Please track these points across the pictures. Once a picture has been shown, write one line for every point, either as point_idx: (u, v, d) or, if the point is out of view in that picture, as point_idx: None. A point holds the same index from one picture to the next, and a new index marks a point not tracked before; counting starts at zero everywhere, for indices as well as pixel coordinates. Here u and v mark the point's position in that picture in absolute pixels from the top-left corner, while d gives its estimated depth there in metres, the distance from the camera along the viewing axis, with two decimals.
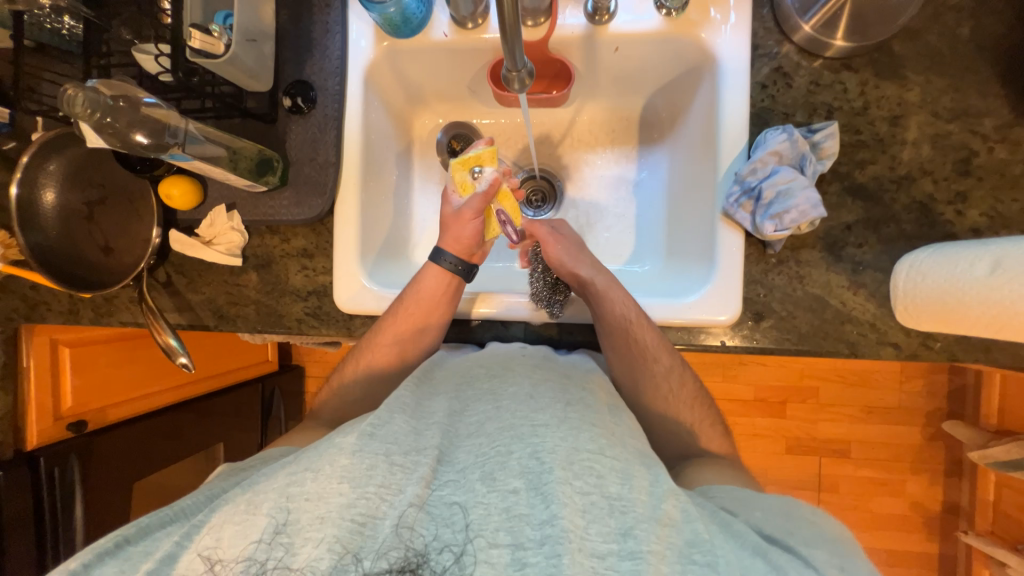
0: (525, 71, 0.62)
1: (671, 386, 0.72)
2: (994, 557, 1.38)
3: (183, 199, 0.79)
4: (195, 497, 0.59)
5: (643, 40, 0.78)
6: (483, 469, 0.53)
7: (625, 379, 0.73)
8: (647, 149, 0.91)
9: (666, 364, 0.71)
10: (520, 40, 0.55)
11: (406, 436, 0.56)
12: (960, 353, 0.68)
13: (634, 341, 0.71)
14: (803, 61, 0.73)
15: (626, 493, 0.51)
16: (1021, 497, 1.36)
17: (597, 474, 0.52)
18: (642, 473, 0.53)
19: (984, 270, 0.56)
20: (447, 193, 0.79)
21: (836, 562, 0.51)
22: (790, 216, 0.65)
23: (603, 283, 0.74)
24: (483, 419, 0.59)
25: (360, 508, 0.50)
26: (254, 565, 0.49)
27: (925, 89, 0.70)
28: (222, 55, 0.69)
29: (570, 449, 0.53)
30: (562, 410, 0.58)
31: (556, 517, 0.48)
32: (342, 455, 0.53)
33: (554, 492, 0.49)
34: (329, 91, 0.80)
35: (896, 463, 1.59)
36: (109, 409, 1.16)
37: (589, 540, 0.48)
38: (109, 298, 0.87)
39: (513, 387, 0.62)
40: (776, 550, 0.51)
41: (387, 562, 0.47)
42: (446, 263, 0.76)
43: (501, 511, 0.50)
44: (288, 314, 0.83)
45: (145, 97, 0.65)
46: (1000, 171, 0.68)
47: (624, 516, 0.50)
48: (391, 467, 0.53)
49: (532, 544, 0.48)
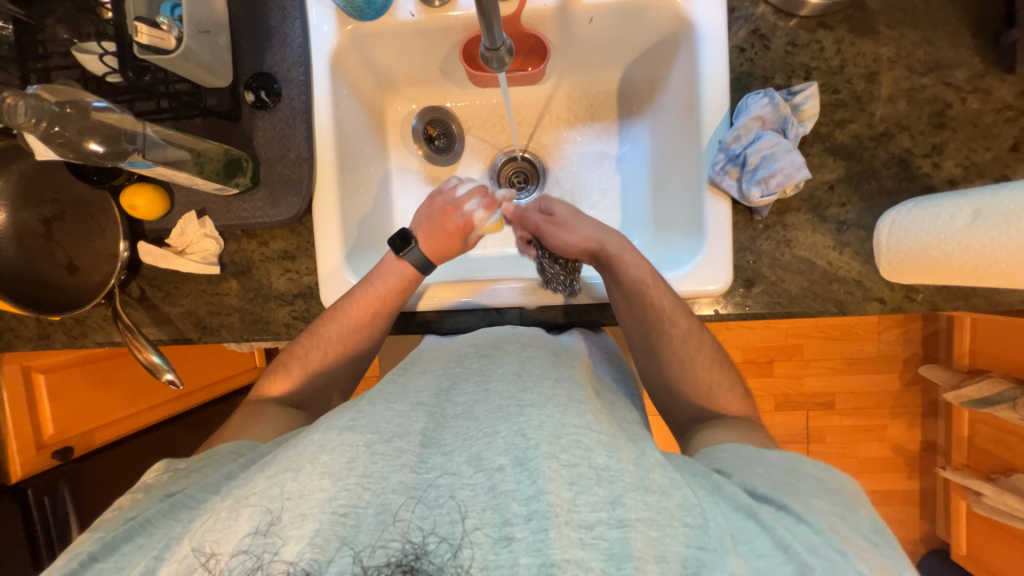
0: (505, 49, 0.60)
1: (692, 351, 0.71)
2: (970, 489, 1.48)
3: (149, 209, 0.75)
4: (162, 506, 0.53)
5: (617, 9, 0.76)
6: (470, 451, 0.52)
7: (643, 344, 0.74)
8: (628, 122, 0.90)
9: (683, 330, 0.71)
10: (498, 15, 0.52)
11: (388, 423, 0.55)
12: (941, 302, 0.70)
13: (650, 308, 0.71)
14: (779, 21, 0.72)
15: (614, 464, 0.50)
16: (994, 430, 1.44)
17: (584, 446, 0.51)
18: (630, 448, 0.53)
19: (965, 220, 0.57)
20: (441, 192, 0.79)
21: (841, 513, 0.52)
22: (776, 179, 0.65)
23: (614, 247, 0.73)
24: (472, 398, 0.60)
25: (341, 499, 0.48)
26: (250, 558, 0.45)
27: (899, 44, 0.70)
28: (174, 51, 0.64)
29: (556, 425, 0.52)
30: (550, 387, 0.58)
31: (542, 491, 0.46)
32: (323, 452, 0.51)
33: (540, 466, 0.48)
34: (293, 82, 0.76)
35: (878, 409, 1.67)
36: (95, 432, 1.12)
37: (576, 511, 0.47)
38: (81, 319, 0.83)
39: (502, 367, 0.64)
40: (766, 509, 0.51)
41: (388, 554, 0.44)
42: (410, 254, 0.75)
43: (485, 490, 0.48)
44: (274, 319, 0.80)
45: (94, 102, 0.60)
46: (974, 122, 0.69)
47: (613, 485, 0.48)
48: (371, 457, 0.51)
49: (519, 520, 0.46)
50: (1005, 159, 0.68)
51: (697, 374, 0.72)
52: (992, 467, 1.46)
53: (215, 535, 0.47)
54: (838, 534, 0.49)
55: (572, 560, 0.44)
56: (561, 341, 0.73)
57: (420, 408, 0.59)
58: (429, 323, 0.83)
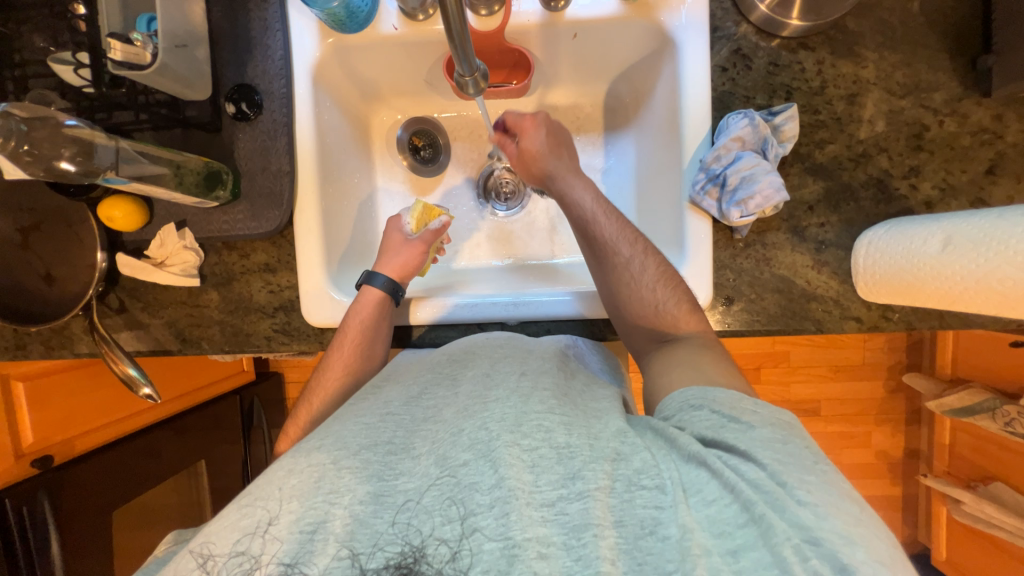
0: (479, 74, 0.60)
1: (637, 271, 0.70)
2: (949, 496, 1.50)
3: (127, 220, 0.74)
4: (149, 567, 0.58)
5: (602, 26, 0.76)
6: (437, 452, 0.55)
7: (592, 268, 0.75)
8: (614, 135, 0.90)
9: (627, 256, 0.71)
10: (472, 43, 0.52)
11: (355, 437, 0.57)
12: (916, 321, 0.71)
13: (593, 235, 0.74)
14: (761, 42, 0.73)
15: (573, 441, 0.53)
16: (975, 439, 1.46)
17: (545, 429, 0.54)
18: (590, 424, 0.56)
19: (937, 246, 0.58)
20: (398, 223, 0.81)
21: (778, 437, 0.52)
22: (754, 201, 0.65)
23: (557, 168, 0.78)
24: (439, 403, 0.62)
25: (309, 517, 0.51)
26: (246, 560, 0.49)
27: (879, 66, 0.71)
28: (149, 65, 0.63)
29: (518, 414, 0.55)
30: (515, 380, 0.60)
31: (503, 478, 0.50)
32: (291, 476, 0.53)
33: (502, 455, 0.51)
34: (275, 94, 0.75)
35: (863, 416, 1.69)
36: (75, 439, 1.11)
37: (538, 492, 0.50)
38: (60, 329, 0.82)
39: (472, 370, 0.65)
40: (714, 455, 0.51)
41: (385, 558, 0.48)
42: (381, 284, 0.76)
43: (451, 486, 0.52)
44: (255, 332, 0.80)
45: (65, 119, 0.60)
46: (950, 144, 0.70)
47: (571, 461, 0.52)
48: (338, 472, 0.53)
49: (482, 509, 0.50)
50: (980, 181, 0.69)
51: (646, 294, 0.69)
52: (971, 475, 1.48)
53: (208, 538, 0.51)
54: (781, 461, 0.49)
55: (534, 537, 0.48)
56: (536, 341, 0.72)
57: (389, 418, 0.60)
58: (412, 336, 0.83)
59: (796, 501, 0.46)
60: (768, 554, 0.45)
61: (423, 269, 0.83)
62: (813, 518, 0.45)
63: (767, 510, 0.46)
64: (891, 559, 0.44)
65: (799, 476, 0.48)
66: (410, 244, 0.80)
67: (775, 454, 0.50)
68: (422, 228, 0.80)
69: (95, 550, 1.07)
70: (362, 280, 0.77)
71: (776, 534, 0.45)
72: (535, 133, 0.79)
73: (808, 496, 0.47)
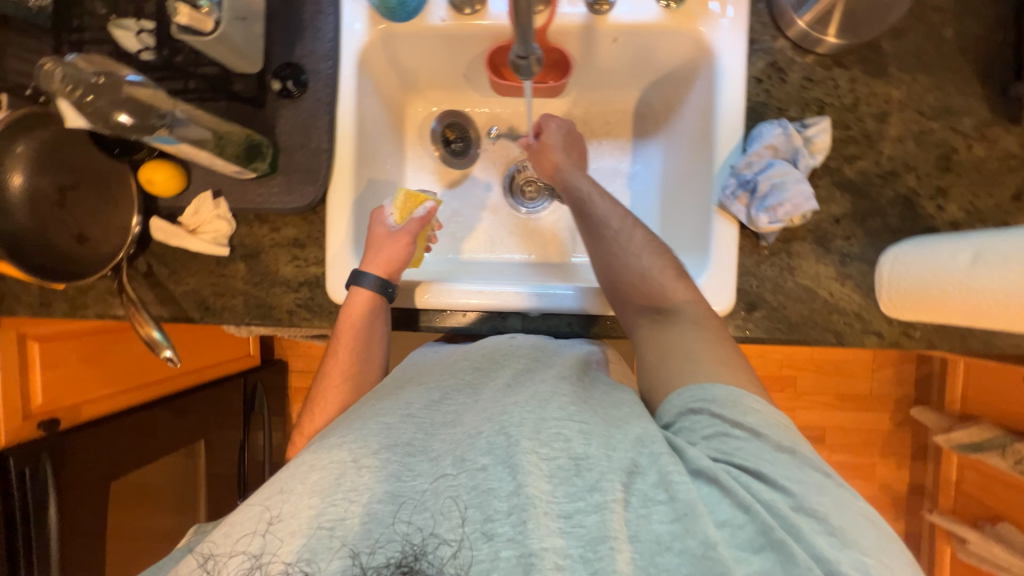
0: (534, 59, 0.62)
1: (625, 241, 0.73)
2: (955, 534, 1.47)
3: (165, 184, 0.76)
4: (174, 553, 0.58)
5: (642, 32, 0.78)
6: (454, 454, 0.55)
7: (587, 245, 0.76)
8: (642, 141, 0.92)
9: (616, 229, 0.74)
10: (532, 25, 0.54)
11: (377, 435, 0.57)
12: (937, 340, 0.72)
13: (587, 214, 0.76)
14: (796, 57, 0.75)
15: (591, 451, 0.53)
16: (984, 478, 1.44)
17: (564, 438, 0.54)
18: (609, 433, 0.55)
19: (966, 260, 0.58)
20: (381, 213, 0.79)
21: (790, 447, 0.53)
22: (785, 208, 0.66)
23: (558, 160, 0.81)
24: (460, 408, 0.62)
25: (329, 515, 0.51)
26: (249, 559, 0.50)
27: (911, 87, 0.73)
28: (210, 33, 0.65)
29: (537, 421, 0.55)
30: (536, 387, 0.60)
31: (522, 486, 0.50)
32: (312, 472, 0.53)
33: (521, 462, 0.51)
34: (321, 75, 0.77)
35: (868, 447, 1.67)
36: (83, 406, 1.11)
37: (555, 503, 0.50)
38: (85, 289, 0.83)
39: (494, 380, 0.64)
40: (726, 474, 0.51)
41: (386, 557, 0.49)
42: (369, 284, 0.75)
43: (468, 489, 0.52)
44: (278, 305, 0.81)
45: (128, 76, 0.61)
46: (978, 168, 0.71)
47: (590, 473, 0.52)
48: (358, 470, 0.54)
49: (500, 516, 0.50)
50: (1006, 206, 0.70)
51: (638, 265, 0.71)
52: (978, 514, 1.46)
53: (211, 539, 0.53)
54: (807, 483, 0.50)
55: (551, 549, 0.48)
56: (561, 348, 0.73)
57: (409, 420, 0.60)
58: (430, 321, 0.83)
59: (813, 529, 0.48)
60: None
61: (412, 261, 0.81)
62: (829, 547, 0.47)
63: (786, 536, 0.47)
64: None
65: (816, 497, 0.50)
66: (395, 236, 0.78)
67: (788, 475, 0.51)
68: (407, 219, 0.78)
69: (89, 521, 1.05)
70: (350, 280, 0.76)
71: (797, 563, 0.45)
72: (552, 135, 0.83)
73: (827, 524, 0.48)
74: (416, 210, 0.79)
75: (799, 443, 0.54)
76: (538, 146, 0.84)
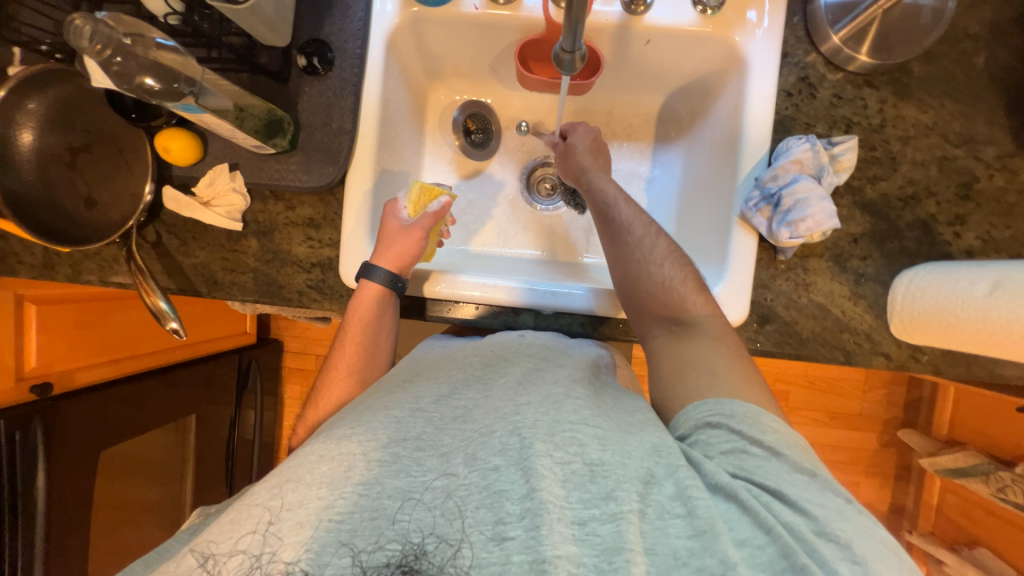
0: (578, 55, 0.60)
1: (647, 249, 0.73)
2: (932, 556, 1.50)
3: (182, 153, 0.74)
4: (179, 536, 0.62)
5: (676, 36, 0.77)
6: (466, 452, 0.54)
7: (607, 250, 0.76)
8: (663, 146, 0.92)
9: (639, 236, 0.74)
10: (583, 19, 0.53)
11: (386, 429, 0.56)
12: (943, 365, 0.72)
13: (610, 219, 0.76)
14: (827, 74, 0.75)
15: (606, 457, 0.53)
16: (966, 503, 1.46)
17: (578, 443, 0.54)
18: (625, 441, 0.55)
19: (984, 290, 0.59)
20: (395, 207, 0.77)
21: (810, 470, 0.54)
22: (806, 224, 0.66)
23: (584, 163, 0.81)
24: (470, 404, 0.61)
25: (337, 508, 0.50)
26: (249, 559, 0.47)
27: (938, 113, 0.73)
28: (243, 4, 0.63)
29: (551, 422, 0.55)
30: (548, 389, 0.60)
31: (536, 489, 0.50)
32: (322, 462, 0.53)
33: (535, 465, 0.51)
34: (348, 53, 0.76)
35: (853, 466, 1.69)
36: (76, 372, 1.10)
37: (569, 508, 0.50)
38: (90, 255, 0.81)
39: (504, 377, 0.64)
40: (744, 491, 0.51)
41: (386, 555, 0.47)
42: (379, 279, 0.73)
43: (480, 489, 0.51)
44: (288, 285, 0.79)
45: (158, 38, 0.60)
46: (998, 198, 0.72)
47: (605, 480, 0.52)
48: (367, 463, 0.53)
49: (512, 519, 0.49)
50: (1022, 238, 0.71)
51: (658, 274, 0.71)
52: (957, 537, 1.49)
53: (211, 538, 0.50)
54: (827, 507, 0.51)
55: (565, 556, 0.47)
56: (573, 347, 0.73)
57: (418, 415, 0.59)
58: (440, 312, 0.83)
59: (834, 554, 0.47)
60: None
61: (424, 255, 0.79)
62: (849, 574, 0.46)
63: (808, 560, 0.46)
64: None
65: (838, 522, 0.49)
66: (408, 230, 0.75)
67: (808, 497, 0.51)
68: (420, 213, 0.77)
69: (76, 489, 1.04)
70: (360, 273, 0.74)
71: None
72: (580, 138, 0.83)
73: (849, 549, 0.48)
74: (427, 205, 0.77)
75: (818, 467, 0.55)
76: (564, 148, 0.83)
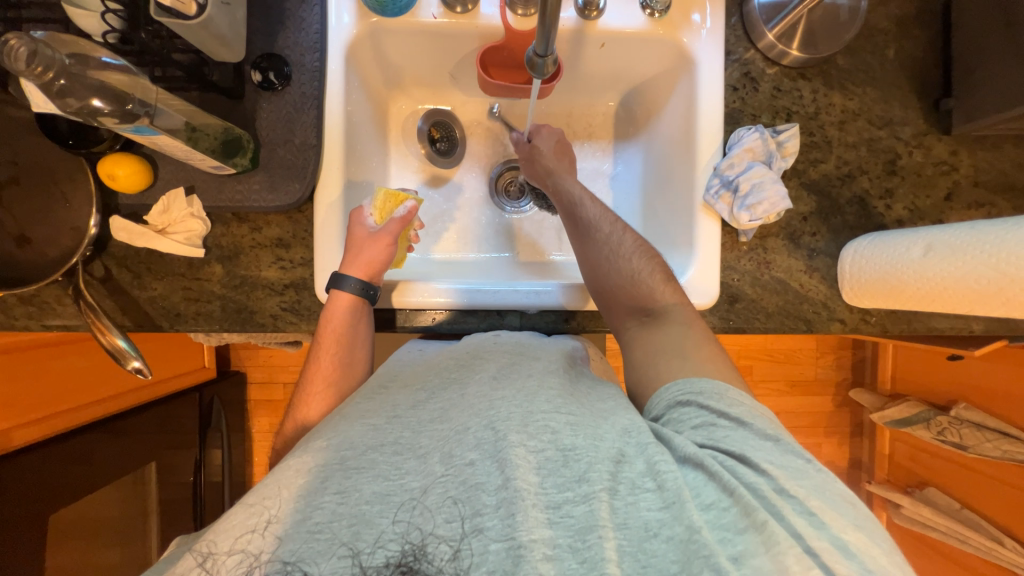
0: (551, 59, 0.63)
1: (615, 245, 0.76)
2: (890, 501, 1.64)
3: (130, 180, 0.69)
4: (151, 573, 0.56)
5: (628, 39, 0.81)
6: (443, 450, 0.55)
7: (578, 249, 0.79)
8: (622, 144, 0.96)
9: (608, 233, 0.77)
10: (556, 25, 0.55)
11: (362, 438, 0.56)
12: (890, 325, 0.80)
13: (579, 219, 0.79)
14: (766, 68, 0.81)
15: (578, 442, 0.55)
16: (913, 449, 1.62)
17: (552, 430, 0.55)
18: (595, 425, 0.57)
19: (920, 252, 0.66)
20: (361, 215, 0.75)
21: (773, 437, 0.56)
22: (762, 206, 0.72)
23: (551, 166, 0.84)
24: (446, 405, 0.61)
25: (315, 518, 0.49)
26: (248, 558, 0.47)
27: (862, 99, 0.81)
28: (194, 17, 0.60)
29: (524, 413, 0.56)
30: (526, 380, 0.61)
31: (511, 479, 0.50)
32: (298, 477, 0.52)
33: (511, 456, 0.52)
34: (306, 67, 0.74)
35: (815, 428, 1.82)
36: (13, 431, 0.97)
37: (545, 494, 0.51)
38: (28, 298, 0.73)
39: (478, 374, 0.64)
40: (710, 458, 0.54)
41: (387, 554, 0.47)
42: (350, 288, 0.72)
43: (455, 485, 0.52)
44: (261, 310, 0.76)
45: (102, 57, 0.56)
46: (918, 172, 0.81)
47: (578, 463, 0.53)
48: (344, 473, 0.53)
49: (488, 510, 0.50)
50: (941, 206, 0.80)
51: (628, 268, 0.74)
52: (908, 481, 1.64)
53: (211, 536, 0.49)
54: (784, 466, 0.53)
55: (540, 539, 0.48)
56: (557, 342, 0.75)
57: (395, 420, 0.59)
58: (428, 321, 0.82)
59: (792, 509, 0.50)
60: (770, 561, 0.46)
61: (394, 261, 0.79)
62: (805, 527, 0.49)
63: (768, 517, 0.49)
64: (886, 561, 0.48)
65: (795, 483, 0.52)
66: (375, 237, 0.74)
67: (769, 460, 0.54)
68: (386, 218, 0.75)
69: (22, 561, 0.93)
70: (329, 284, 0.72)
71: (778, 542, 0.47)
72: (548, 141, 0.86)
73: (806, 506, 0.50)
74: (393, 210, 0.75)
75: (780, 432, 0.58)
76: (531, 150, 0.85)
